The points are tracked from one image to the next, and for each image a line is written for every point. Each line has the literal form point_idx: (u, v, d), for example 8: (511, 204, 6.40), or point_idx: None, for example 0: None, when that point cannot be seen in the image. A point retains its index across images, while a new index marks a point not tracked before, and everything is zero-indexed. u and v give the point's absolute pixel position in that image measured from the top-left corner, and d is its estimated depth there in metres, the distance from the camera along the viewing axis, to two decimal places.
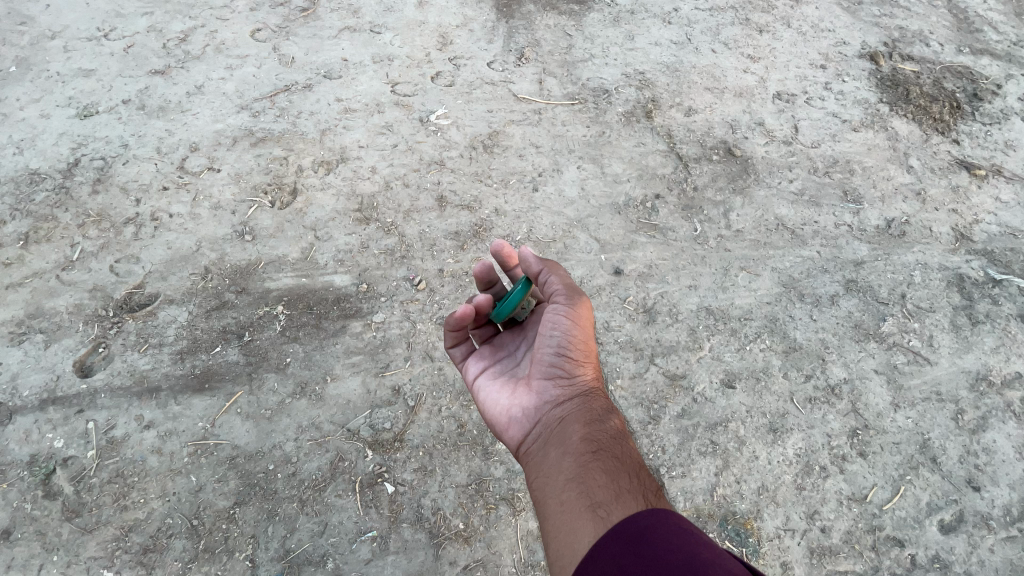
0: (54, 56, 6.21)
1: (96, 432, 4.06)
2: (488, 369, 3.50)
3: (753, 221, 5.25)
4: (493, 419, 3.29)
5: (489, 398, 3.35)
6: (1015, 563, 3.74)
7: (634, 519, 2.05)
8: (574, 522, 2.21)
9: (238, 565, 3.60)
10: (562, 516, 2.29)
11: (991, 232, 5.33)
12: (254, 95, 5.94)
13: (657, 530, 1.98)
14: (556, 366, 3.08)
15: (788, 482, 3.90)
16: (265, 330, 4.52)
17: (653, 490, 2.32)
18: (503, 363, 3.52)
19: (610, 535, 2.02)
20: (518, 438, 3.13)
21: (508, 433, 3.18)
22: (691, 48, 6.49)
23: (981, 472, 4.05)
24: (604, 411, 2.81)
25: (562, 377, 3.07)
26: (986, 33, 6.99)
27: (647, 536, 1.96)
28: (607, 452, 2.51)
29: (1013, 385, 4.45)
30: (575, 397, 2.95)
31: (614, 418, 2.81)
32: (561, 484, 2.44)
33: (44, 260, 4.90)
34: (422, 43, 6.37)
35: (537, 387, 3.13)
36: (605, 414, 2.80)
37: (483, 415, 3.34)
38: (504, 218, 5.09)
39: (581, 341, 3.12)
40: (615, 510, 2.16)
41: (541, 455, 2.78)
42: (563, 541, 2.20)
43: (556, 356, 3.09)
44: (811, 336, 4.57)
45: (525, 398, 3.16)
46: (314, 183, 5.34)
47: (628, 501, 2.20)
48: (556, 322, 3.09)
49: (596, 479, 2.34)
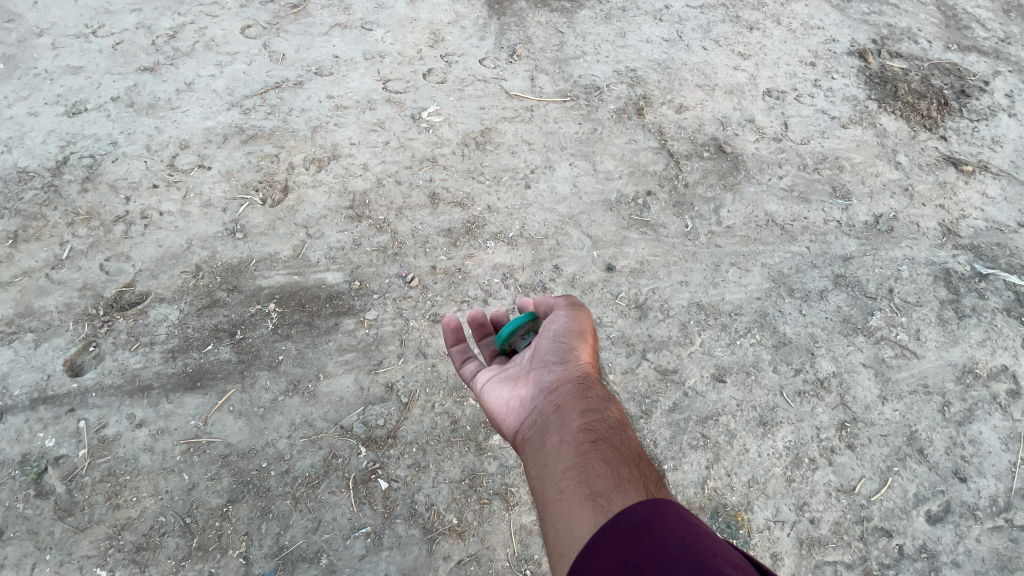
0: (42, 53, 6.15)
1: (87, 431, 4.04)
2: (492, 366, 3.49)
3: (744, 217, 5.29)
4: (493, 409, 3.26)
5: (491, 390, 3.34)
6: (1000, 552, 3.82)
7: (636, 511, 2.05)
8: (574, 511, 2.21)
9: (232, 563, 3.60)
10: (560, 504, 2.28)
11: (977, 227, 5.41)
12: (244, 92, 5.91)
13: (658, 521, 2.00)
14: (554, 354, 3.09)
15: (778, 475, 3.95)
16: (257, 328, 4.51)
17: (654, 481, 2.32)
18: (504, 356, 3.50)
19: (613, 526, 2.02)
20: (513, 428, 3.06)
21: (505, 423, 3.12)
22: (682, 46, 6.53)
23: (967, 463, 4.12)
24: (603, 399, 2.78)
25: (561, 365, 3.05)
26: (973, 30, 7.06)
27: (649, 528, 1.97)
28: (607, 441, 2.49)
29: (999, 377, 4.52)
30: (572, 382, 2.90)
31: (613, 406, 2.78)
32: (560, 471, 2.42)
33: (33, 259, 4.86)
34: (413, 40, 6.36)
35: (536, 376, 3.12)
36: (604, 402, 2.77)
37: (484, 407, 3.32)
38: (497, 215, 5.10)
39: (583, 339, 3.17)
40: (615, 500, 2.16)
41: (537, 440, 2.74)
42: (563, 529, 2.20)
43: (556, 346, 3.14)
44: (801, 331, 4.62)
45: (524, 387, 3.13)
46: (306, 180, 5.32)
47: (628, 491, 2.20)
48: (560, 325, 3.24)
49: (596, 468, 2.32)
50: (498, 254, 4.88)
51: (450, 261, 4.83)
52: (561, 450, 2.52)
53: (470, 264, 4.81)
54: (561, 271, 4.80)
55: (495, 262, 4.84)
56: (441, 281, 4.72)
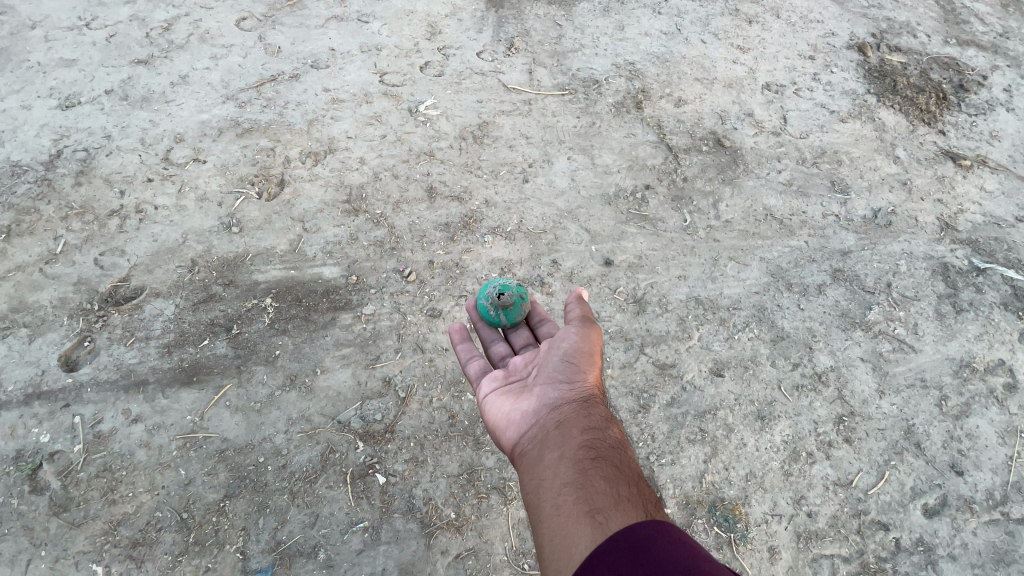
0: (34, 46, 6.07)
1: (82, 426, 4.01)
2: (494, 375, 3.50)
3: (743, 211, 5.28)
4: (491, 422, 3.25)
5: (490, 402, 3.33)
6: (996, 545, 3.83)
7: (635, 529, 2.07)
8: (571, 527, 2.22)
9: (229, 558, 3.59)
10: (559, 520, 2.29)
11: (976, 222, 5.40)
12: (239, 85, 5.85)
13: (656, 541, 2.01)
14: (560, 371, 3.14)
15: (775, 469, 3.95)
16: (253, 322, 4.48)
17: (652, 502, 2.35)
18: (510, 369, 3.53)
19: (611, 541, 2.04)
20: (513, 441, 3.07)
21: (504, 435, 3.13)
22: (681, 39, 6.48)
23: (964, 457, 4.13)
24: (605, 420, 2.81)
25: (564, 384, 3.08)
26: (973, 24, 7.04)
27: (647, 547, 1.98)
28: (607, 460, 2.52)
29: (996, 371, 4.53)
30: (576, 401, 2.94)
31: (614, 428, 2.81)
32: (559, 487, 2.44)
33: (27, 254, 4.82)
34: (410, 32, 6.31)
35: (538, 392, 3.13)
36: (606, 423, 2.80)
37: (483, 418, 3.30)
38: (495, 210, 5.07)
39: (588, 359, 3.21)
40: (613, 517, 2.18)
41: (537, 455, 2.76)
42: (560, 545, 2.21)
43: (561, 365, 3.18)
44: (799, 325, 4.62)
45: (525, 402, 3.14)
46: (302, 174, 5.28)
47: (627, 510, 2.23)
48: (567, 340, 3.27)
49: (595, 486, 2.34)
50: (496, 249, 4.85)
51: (448, 255, 4.80)
52: (560, 466, 2.54)
53: (468, 259, 4.79)
54: (559, 265, 4.79)
55: (492, 256, 4.81)
56: (438, 275, 4.69)
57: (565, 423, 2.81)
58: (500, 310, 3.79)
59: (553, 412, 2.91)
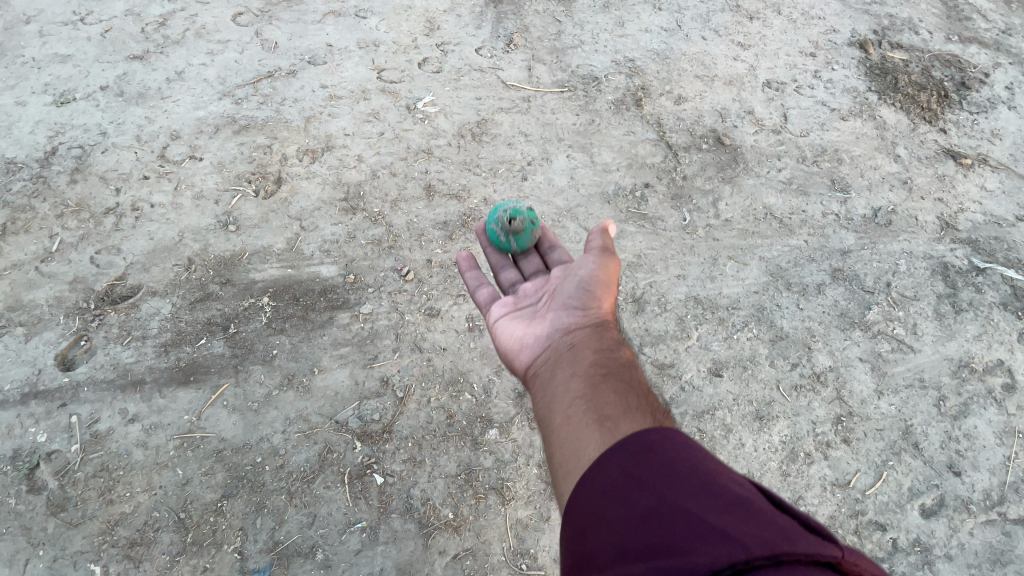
0: (29, 41, 6.01)
1: (79, 426, 4.00)
2: (508, 303, 3.51)
3: (742, 210, 5.26)
4: (504, 347, 3.29)
5: (503, 328, 3.35)
6: (993, 546, 3.84)
7: (642, 434, 2.13)
8: (581, 435, 2.30)
9: (227, 557, 3.59)
10: (569, 428, 2.38)
11: (976, 221, 5.39)
12: (236, 81, 5.80)
13: (663, 443, 2.07)
14: (575, 298, 3.14)
15: (773, 469, 3.95)
16: (251, 322, 4.47)
17: (658, 413, 2.42)
18: (523, 298, 3.53)
19: (620, 443, 2.12)
20: (526, 363, 3.12)
21: (516, 358, 3.18)
22: (682, 35, 6.43)
23: (962, 457, 4.13)
24: (615, 343, 2.85)
25: (578, 309, 3.10)
26: (975, 21, 6.99)
27: (654, 448, 2.05)
28: (616, 377, 2.58)
29: (995, 371, 4.52)
30: (588, 326, 2.97)
31: (624, 350, 2.86)
32: (570, 401, 2.51)
33: (23, 252, 4.79)
34: (408, 28, 6.25)
35: (551, 317, 3.17)
36: (616, 346, 2.85)
37: (495, 345, 3.33)
38: (493, 208, 5.04)
39: (604, 286, 3.20)
40: (622, 426, 2.26)
41: (549, 375, 2.82)
42: (571, 453, 2.29)
43: (576, 292, 3.18)
44: (798, 325, 4.61)
45: (538, 328, 3.17)
46: (299, 172, 5.25)
47: (635, 420, 2.30)
48: (584, 268, 3.25)
49: (605, 400, 2.41)
50: None
51: (446, 254, 4.78)
52: (570, 383, 2.61)
53: (466, 258, 4.77)
54: None
55: None
56: (437, 274, 4.67)
57: (576, 345, 2.86)
58: (511, 236, 3.85)
59: (565, 336, 2.95)
